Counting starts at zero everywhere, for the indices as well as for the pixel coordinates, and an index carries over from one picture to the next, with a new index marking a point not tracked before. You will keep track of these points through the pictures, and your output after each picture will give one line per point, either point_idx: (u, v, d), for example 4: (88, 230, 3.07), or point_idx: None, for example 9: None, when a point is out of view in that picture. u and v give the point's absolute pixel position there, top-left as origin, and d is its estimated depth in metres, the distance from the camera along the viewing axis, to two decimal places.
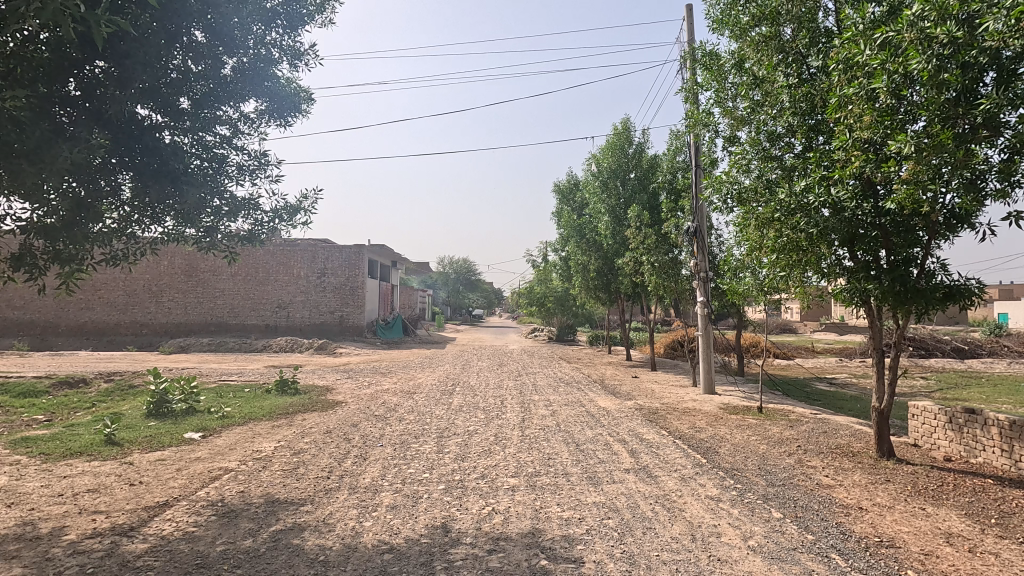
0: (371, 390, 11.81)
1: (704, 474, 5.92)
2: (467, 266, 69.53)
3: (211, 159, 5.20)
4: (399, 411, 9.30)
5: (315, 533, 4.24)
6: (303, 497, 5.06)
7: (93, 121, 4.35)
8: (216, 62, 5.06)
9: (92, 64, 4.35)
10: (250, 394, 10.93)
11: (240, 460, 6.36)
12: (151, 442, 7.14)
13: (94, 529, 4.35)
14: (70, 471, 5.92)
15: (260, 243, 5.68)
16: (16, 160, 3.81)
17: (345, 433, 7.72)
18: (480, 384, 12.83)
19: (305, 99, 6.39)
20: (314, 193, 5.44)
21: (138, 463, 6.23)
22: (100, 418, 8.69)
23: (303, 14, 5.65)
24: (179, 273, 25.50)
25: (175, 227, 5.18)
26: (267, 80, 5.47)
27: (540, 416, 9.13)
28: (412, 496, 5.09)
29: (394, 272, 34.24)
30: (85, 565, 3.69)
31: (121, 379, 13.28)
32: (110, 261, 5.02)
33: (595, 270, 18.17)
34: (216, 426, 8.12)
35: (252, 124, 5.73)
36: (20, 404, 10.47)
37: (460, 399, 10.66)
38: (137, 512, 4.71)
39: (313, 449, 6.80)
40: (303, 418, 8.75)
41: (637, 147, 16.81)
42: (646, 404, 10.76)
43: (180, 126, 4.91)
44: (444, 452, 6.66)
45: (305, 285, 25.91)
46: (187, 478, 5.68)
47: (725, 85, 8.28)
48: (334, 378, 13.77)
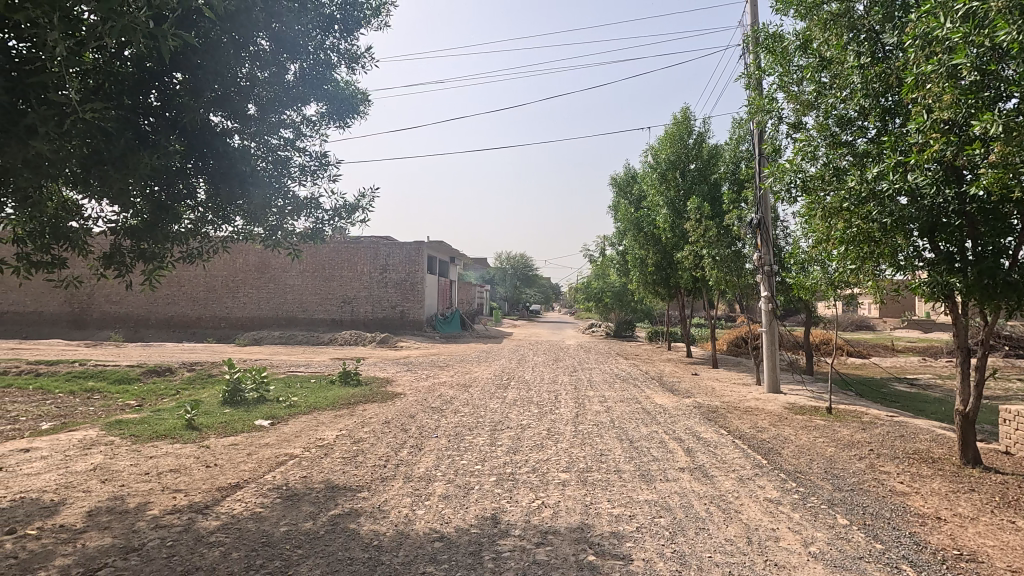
0: (429, 382, 12.14)
1: (764, 476, 5.68)
2: (524, 260, 69.70)
3: (276, 162, 5.51)
4: (455, 404, 9.46)
5: (370, 519, 4.41)
6: (361, 484, 5.28)
7: (172, 129, 4.69)
8: (280, 68, 5.36)
9: (171, 76, 4.70)
10: (316, 385, 11.51)
11: (304, 447, 6.69)
12: (226, 428, 7.64)
13: (174, 505, 4.72)
14: (156, 452, 6.45)
15: (322, 239, 6.00)
16: (105, 167, 4.18)
17: (403, 423, 7.97)
18: (535, 379, 12.85)
19: (363, 100, 6.65)
20: (371, 192, 5.72)
21: (214, 447, 6.70)
22: (182, 404, 9.42)
23: (358, 17, 5.91)
24: (253, 270, 27.03)
25: (244, 226, 5.54)
26: (326, 84, 5.75)
27: (595, 412, 9.07)
28: (464, 487, 5.19)
29: (453, 268, 35.04)
30: (166, 539, 4.01)
31: (201, 369, 14.25)
32: (187, 259, 5.45)
33: (653, 264, 17.71)
34: (284, 414, 8.60)
35: (314, 127, 6.04)
36: (116, 391, 11.52)
37: (516, 393, 10.71)
38: (211, 492, 5.07)
39: (372, 438, 7.08)
40: (364, 409, 9.13)
41: (697, 137, 16.36)
42: (706, 402, 10.43)
43: (248, 130, 5.24)
44: (496, 444, 6.74)
45: (368, 280, 26.88)
46: (256, 462, 6.05)
47: (790, 67, 7.85)
48: (394, 370, 14.19)
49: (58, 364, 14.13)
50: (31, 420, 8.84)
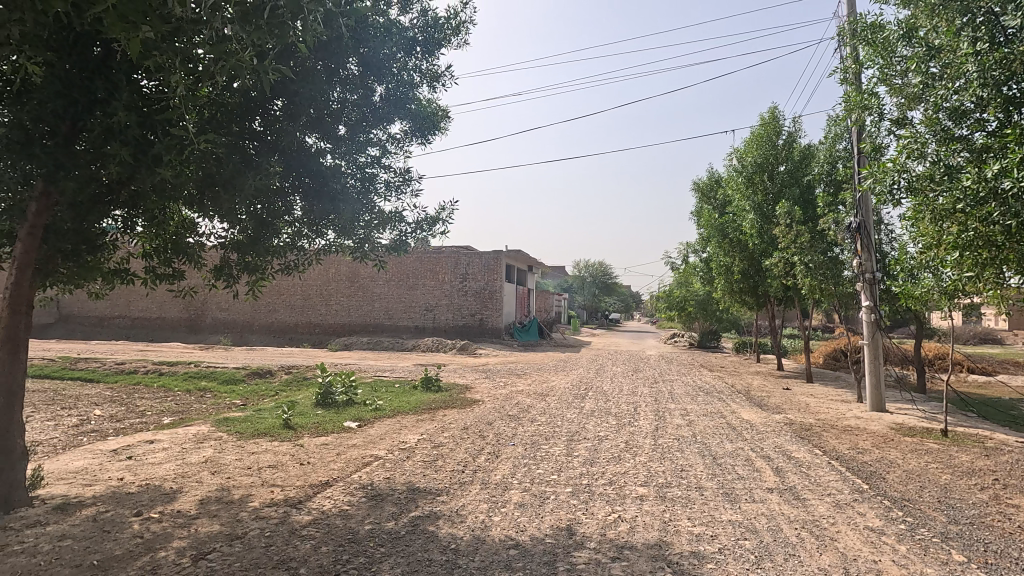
0: (507, 390, 12.28)
1: (865, 502, 5.22)
2: (603, 268, 68.80)
3: (363, 178, 5.87)
4: (532, 412, 9.51)
5: (448, 522, 4.54)
6: (441, 487, 5.44)
7: (272, 151, 5.14)
8: (368, 90, 5.73)
9: (273, 103, 5.15)
10: (400, 390, 12.02)
11: (388, 449, 7.01)
12: (318, 428, 8.16)
13: (272, 499, 5.12)
14: (257, 448, 7.02)
15: (405, 251, 6.32)
16: (217, 189, 4.66)
17: (481, 430, 8.13)
18: (614, 389, 12.63)
19: (444, 117, 6.94)
20: (450, 205, 5.99)
21: (308, 445, 7.18)
22: (281, 404, 10.16)
23: (439, 39, 6.23)
24: (343, 279, 28.68)
25: (335, 239, 5.94)
26: (409, 102, 6.07)
27: (676, 425, 8.76)
28: (540, 496, 5.21)
29: (531, 277, 35.23)
30: (265, 530, 4.36)
31: (297, 372, 15.29)
32: (286, 270, 5.93)
33: (739, 271, 16.75)
34: (370, 417, 9.04)
35: (399, 144, 6.38)
36: (225, 390, 12.65)
37: (594, 404, 10.58)
38: (304, 488, 5.44)
39: (451, 443, 7.29)
40: (444, 414, 9.40)
41: (788, 137, 15.48)
42: (799, 419, 9.77)
43: (339, 149, 5.62)
44: (572, 455, 6.70)
45: (449, 288, 27.71)
46: (344, 462, 6.41)
47: (893, 59, 7.26)
48: (473, 378, 14.46)
49: (177, 365, 15.73)
50: (155, 415, 9.90)
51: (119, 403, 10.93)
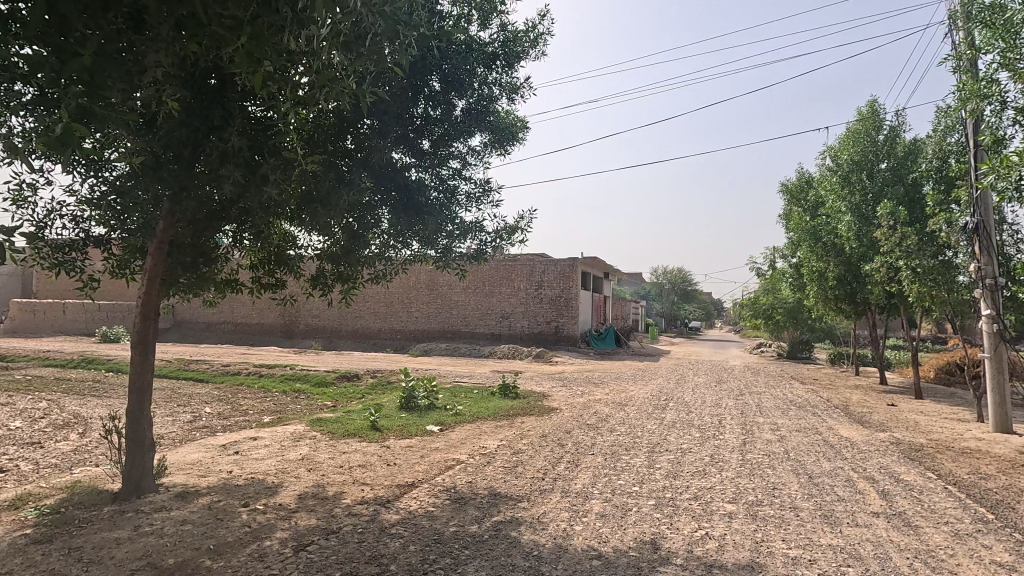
0: (584, 399, 12.18)
1: (990, 534, 4.70)
2: (683, 274, 66.59)
3: (446, 190, 6.08)
4: (611, 422, 9.36)
5: (530, 528, 4.58)
6: (521, 494, 5.49)
7: (362, 168, 5.45)
8: (449, 106, 5.96)
9: (362, 122, 5.46)
10: (479, 395, 12.26)
11: (469, 453, 7.17)
12: (403, 430, 8.50)
13: (363, 497, 5.39)
14: (348, 448, 7.42)
15: (485, 260, 6.49)
16: (314, 205, 5.01)
17: (560, 438, 8.12)
18: (696, 400, 12.18)
19: (523, 128, 7.06)
20: (529, 214, 6.10)
21: (393, 447, 7.49)
22: (368, 407, 10.68)
23: (519, 51, 6.36)
24: (423, 286, 29.68)
25: (419, 249, 6.20)
26: (490, 115, 6.23)
27: (766, 440, 8.30)
28: (622, 507, 5.12)
29: (607, 284, 34.79)
30: (357, 526, 4.60)
31: (381, 376, 15.97)
32: (374, 279, 6.26)
33: (834, 277, 15.52)
34: (451, 421, 9.30)
35: (479, 156, 6.56)
36: (317, 393, 13.48)
37: (675, 415, 10.24)
38: (392, 488, 5.69)
39: (531, 450, 7.33)
40: (522, 421, 9.48)
41: (889, 132, 14.35)
42: (906, 438, 8.94)
43: (423, 164, 5.87)
44: (654, 467, 6.53)
45: (525, 296, 27.95)
46: (428, 465, 6.63)
47: (1018, 40, 6.54)
48: (550, 385, 14.45)
49: (275, 367, 16.96)
50: (257, 413, 10.72)
51: (225, 401, 11.94)
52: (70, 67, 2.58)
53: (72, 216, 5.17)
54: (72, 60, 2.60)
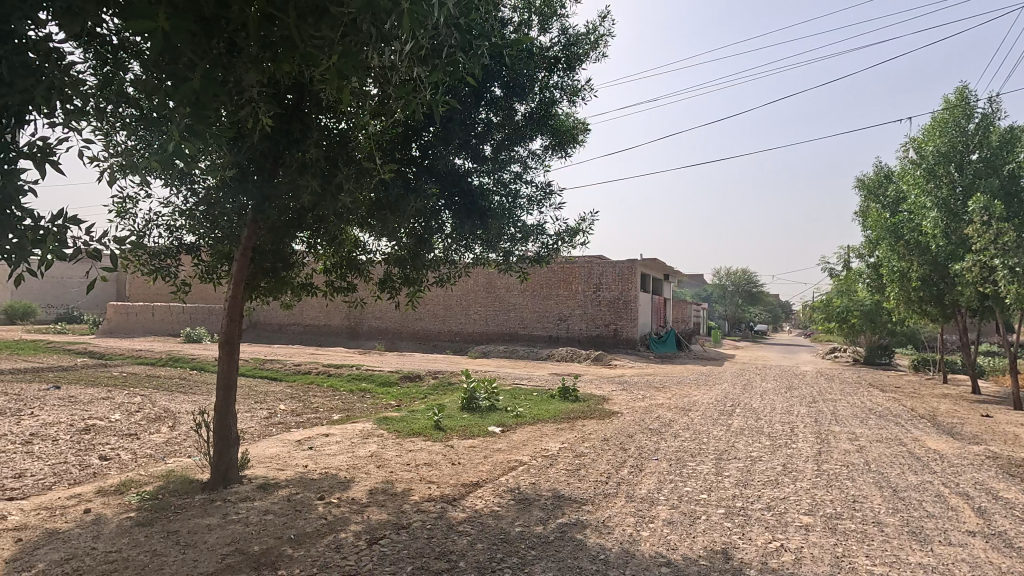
0: (646, 403, 11.96)
1: None
2: (747, 276, 64.03)
3: (508, 194, 6.16)
4: (674, 427, 9.15)
5: (595, 532, 4.56)
6: (585, 497, 5.47)
7: (427, 174, 5.62)
8: (511, 110, 6.05)
9: (427, 130, 5.64)
10: (539, 398, 12.29)
11: (531, 455, 7.21)
12: (465, 430, 8.66)
13: (430, 494, 5.54)
14: (413, 446, 7.65)
15: (547, 262, 6.52)
16: (383, 211, 5.20)
17: (622, 442, 8.02)
18: (765, 407, 11.69)
19: (584, 130, 7.06)
20: (592, 216, 6.10)
21: (457, 447, 7.65)
22: (431, 407, 10.94)
23: (580, 53, 6.37)
24: (482, 289, 30.05)
25: (482, 253, 6.30)
26: (551, 118, 6.27)
27: (843, 449, 7.87)
28: (690, 515, 5.01)
29: (668, 286, 33.97)
30: (426, 522, 4.75)
31: (443, 376, 16.30)
32: (438, 282, 6.42)
33: (919, 278, 14.41)
34: (512, 423, 9.38)
35: (540, 160, 6.61)
36: (382, 392, 13.93)
37: (743, 421, 9.87)
38: (458, 486, 5.81)
39: (593, 453, 7.29)
40: (583, 424, 9.43)
41: (981, 120, 13.28)
42: (1005, 452, 8.22)
43: (485, 169, 5.98)
44: (723, 475, 6.33)
45: (583, 298, 27.76)
46: (491, 465, 6.73)
47: None
48: (610, 389, 14.27)
49: (342, 367, 17.68)
50: (327, 411, 11.22)
51: (298, 399, 12.55)
52: (182, 92, 2.83)
53: (167, 225, 5.63)
54: (183, 85, 2.85)
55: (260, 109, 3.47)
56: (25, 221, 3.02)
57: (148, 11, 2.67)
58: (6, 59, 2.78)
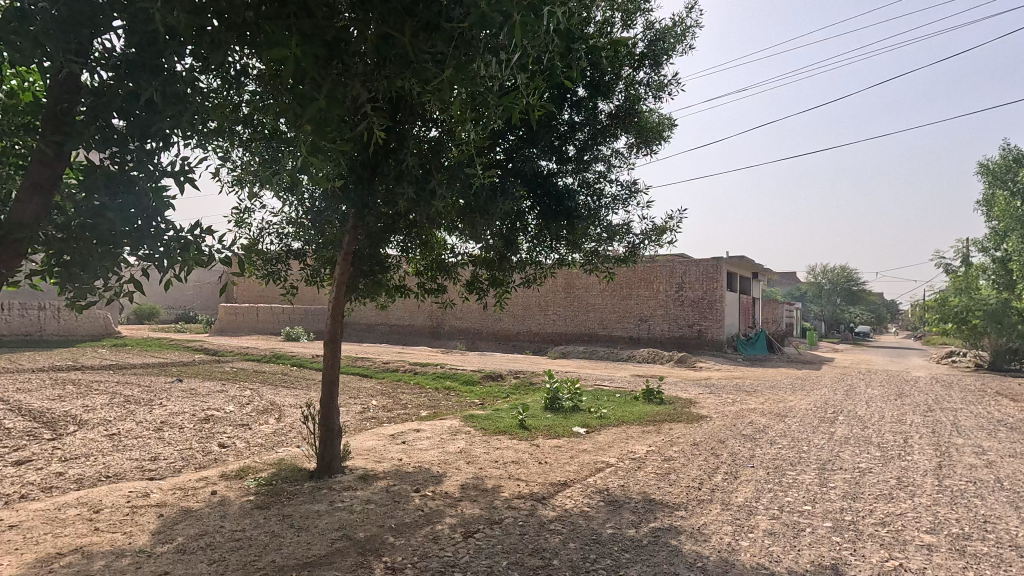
0: (737, 407, 11.43)
1: None
2: (846, 273, 59.37)
3: (593, 193, 6.14)
4: (770, 434, 8.68)
5: (691, 538, 4.44)
6: (678, 502, 5.33)
7: (513, 177, 5.73)
8: (594, 110, 6.03)
9: (512, 133, 5.73)
10: (622, 399, 12.09)
11: (618, 457, 7.12)
12: (550, 430, 8.70)
13: (519, 492, 5.63)
14: (500, 444, 7.80)
15: (633, 262, 6.45)
16: (472, 215, 5.36)
17: (713, 447, 7.73)
18: (872, 415, 10.80)
19: (670, 125, 6.89)
20: (681, 212, 6.02)
21: (543, 446, 7.71)
22: (515, 406, 11.08)
23: (666, 47, 6.21)
24: (560, 290, 29.99)
25: (567, 253, 6.34)
26: (636, 115, 6.16)
27: (969, 464, 7.11)
28: (792, 526, 4.75)
29: (757, 285, 32.22)
30: (518, 518, 4.83)
31: (524, 376, 16.44)
32: (524, 283, 6.54)
33: None
34: (596, 424, 9.31)
35: (625, 158, 6.53)
36: (466, 391, 14.29)
37: (847, 430, 9.17)
38: (546, 485, 5.86)
39: (683, 458, 7.08)
40: (670, 427, 9.18)
41: None
42: None
43: (570, 169, 6.00)
44: (828, 486, 5.93)
45: (665, 298, 26.99)
46: (578, 465, 6.72)
47: None
48: (697, 392, 13.75)
49: (427, 366, 18.31)
50: (415, 408, 11.67)
51: (388, 396, 13.15)
52: (309, 112, 3.06)
53: (277, 233, 6.13)
54: (310, 106, 3.08)
55: (373, 123, 3.70)
56: (171, 231, 3.43)
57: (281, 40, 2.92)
58: (160, 88, 3.13)
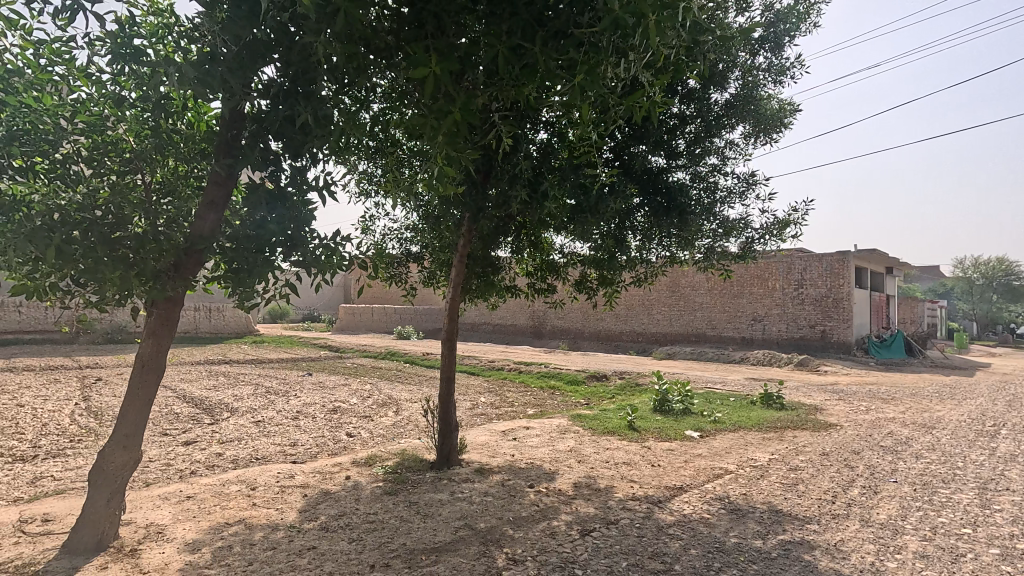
0: (872, 416, 10.38)
1: None
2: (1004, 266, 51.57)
3: (707, 188, 5.89)
4: (914, 447, 7.79)
5: (827, 555, 4.14)
6: (809, 515, 4.97)
7: (623, 174, 5.66)
8: (707, 101, 5.79)
9: (620, 130, 5.67)
10: (738, 403, 11.46)
11: (737, 464, 6.77)
12: (661, 433, 8.48)
13: (634, 494, 5.56)
14: (611, 445, 7.73)
15: (752, 258, 6.11)
16: (582, 214, 5.34)
17: (846, 458, 7.10)
18: None
19: (792, 111, 6.44)
20: (807, 203, 5.73)
21: (655, 449, 7.53)
22: (623, 407, 10.91)
23: (787, 28, 5.82)
24: (665, 289, 29.01)
25: (680, 251, 6.14)
26: (754, 102, 5.83)
27: None
28: (949, 550, 4.25)
29: (891, 281, 28.98)
30: (634, 520, 4.78)
31: (630, 377, 16.11)
32: (634, 282, 6.44)
33: None
34: (711, 429, 8.91)
35: (741, 148, 6.21)
36: (571, 391, 14.29)
37: (1014, 446, 7.99)
38: (662, 489, 5.72)
39: (811, 468, 6.58)
40: (794, 435, 8.56)
41: None
42: None
43: (683, 164, 5.81)
44: (992, 508, 5.22)
45: (782, 297, 25.17)
46: (694, 470, 6.49)
47: None
48: (824, 397, 12.66)
49: (532, 365, 18.54)
50: (523, 406, 11.89)
51: (495, 394, 13.51)
52: (445, 125, 3.25)
53: (398, 237, 6.56)
54: (445, 120, 3.28)
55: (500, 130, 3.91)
56: (316, 240, 3.83)
57: (422, 60, 3.14)
58: (312, 112, 3.49)
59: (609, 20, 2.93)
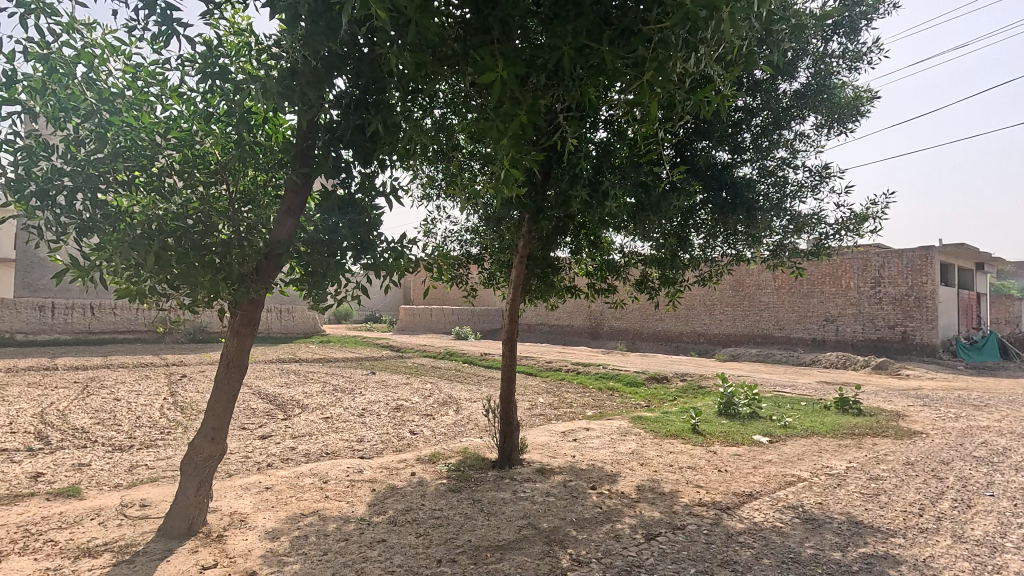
0: (962, 424, 9.61)
1: None
2: None
3: (776, 182, 5.65)
4: (1014, 458, 7.15)
5: (914, 571, 3.87)
6: (893, 528, 4.67)
7: (687, 171, 5.51)
8: (775, 92, 5.56)
9: (683, 126, 5.52)
10: (810, 408, 10.90)
11: (812, 472, 6.45)
12: (727, 437, 8.20)
13: (700, 499, 5.41)
14: (674, 448, 7.55)
15: (826, 255, 5.80)
16: (645, 212, 5.19)
17: (934, 468, 6.61)
18: None
19: (868, 99, 6.08)
20: (885, 196, 5.63)
21: (721, 453, 7.30)
22: (685, 410, 10.63)
23: (862, 11, 5.51)
24: (728, 288, 28.00)
25: (747, 249, 5.93)
26: (827, 91, 5.54)
27: None
28: None
29: (982, 278, 26.70)
30: (701, 527, 4.65)
31: (692, 379, 15.67)
32: (698, 282, 6.26)
33: None
34: (781, 434, 8.52)
35: (813, 140, 5.92)
36: (631, 392, 14.05)
37: None
38: (730, 495, 5.53)
39: (894, 478, 6.17)
40: (874, 442, 8.05)
41: None
42: None
43: (750, 158, 5.60)
44: None
45: (857, 296, 23.75)
46: (764, 477, 6.23)
47: None
48: (906, 403, 11.82)
49: (590, 366, 18.37)
50: (582, 407, 11.81)
51: (553, 394, 13.48)
52: (511, 128, 3.30)
53: (459, 239, 6.69)
54: (511, 122, 3.33)
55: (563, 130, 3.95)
56: (384, 243, 3.99)
57: (489, 64, 3.20)
58: (382, 120, 3.66)
59: (679, 15, 2.87)
